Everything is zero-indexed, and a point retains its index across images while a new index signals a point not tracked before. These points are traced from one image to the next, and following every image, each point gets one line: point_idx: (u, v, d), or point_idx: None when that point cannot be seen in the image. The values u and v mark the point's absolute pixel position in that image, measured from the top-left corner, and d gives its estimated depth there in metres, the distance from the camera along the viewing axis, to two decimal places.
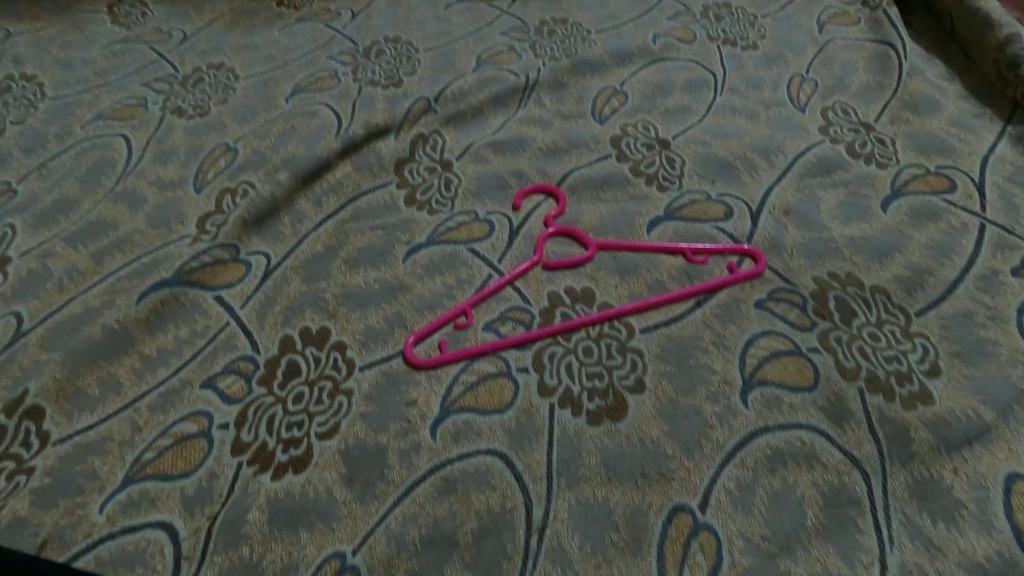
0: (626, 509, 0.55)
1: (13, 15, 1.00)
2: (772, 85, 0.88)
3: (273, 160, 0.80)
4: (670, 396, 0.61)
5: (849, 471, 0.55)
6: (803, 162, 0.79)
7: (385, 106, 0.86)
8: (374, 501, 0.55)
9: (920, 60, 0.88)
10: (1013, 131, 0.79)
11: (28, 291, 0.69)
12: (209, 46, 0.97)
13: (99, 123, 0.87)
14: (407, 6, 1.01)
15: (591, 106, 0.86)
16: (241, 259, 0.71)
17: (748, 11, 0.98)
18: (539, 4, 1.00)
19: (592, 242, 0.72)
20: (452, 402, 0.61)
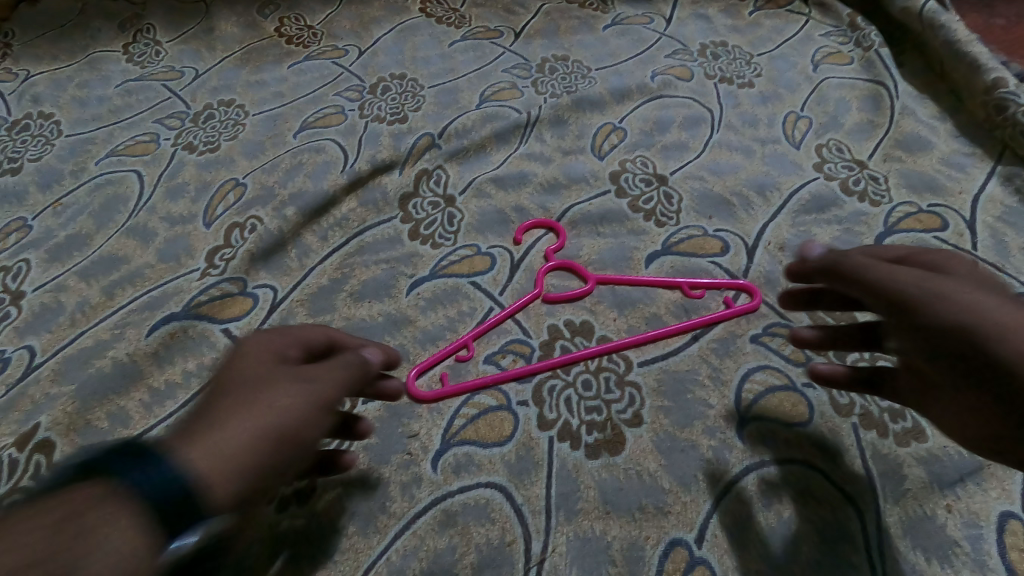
0: (623, 543, 0.55)
1: (33, 57, 1.05)
2: (768, 122, 0.90)
3: (281, 195, 0.82)
4: (667, 430, 0.62)
5: (843, 507, 0.56)
6: (798, 199, 0.81)
7: (391, 141, 0.88)
8: (376, 534, 0.56)
9: (911, 100, 0.91)
10: (1002, 171, 0.81)
11: (42, 325, 0.72)
12: (220, 83, 1.00)
13: (113, 159, 0.90)
14: (413, 44, 1.04)
15: (591, 142, 0.89)
16: (248, 292, 0.74)
17: (744, 50, 1.01)
18: (541, 42, 1.04)
19: (590, 277, 0.73)
20: (453, 435, 0.62)
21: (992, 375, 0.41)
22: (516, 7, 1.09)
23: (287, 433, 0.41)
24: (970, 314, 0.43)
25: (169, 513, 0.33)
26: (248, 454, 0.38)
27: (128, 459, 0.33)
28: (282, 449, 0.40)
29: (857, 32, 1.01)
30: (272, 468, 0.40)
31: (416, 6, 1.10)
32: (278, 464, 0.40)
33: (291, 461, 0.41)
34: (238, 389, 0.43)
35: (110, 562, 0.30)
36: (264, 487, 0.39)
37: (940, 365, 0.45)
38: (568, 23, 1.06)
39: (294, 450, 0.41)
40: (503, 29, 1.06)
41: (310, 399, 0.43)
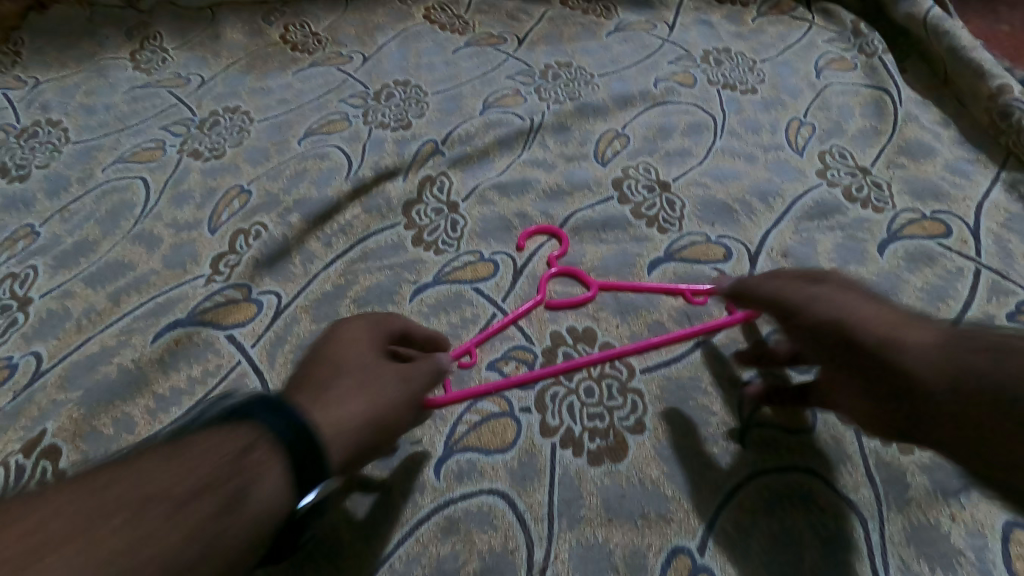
0: (626, 550, 0.55)
1: (41, 65, 1.06)
2: (771, 128, 0.91)
3: (286, 202, 0.83)
4: (670, 437, 0.62)
5: (846, 515, 0.56)
6: (801, 206, 0.81)
7: (395, 148, 0.89)
8: (379, 540, 0.56)
9: (915, 106, 0.91)
10: (1006, 177, 0.81)
11: (48, 331, 0.73)
12: (225, 90, 1.01)
13: (119, 166, 0.90)
14: (417, 51, 1.05)
15: (594, 149, 0.89)
16: (253, 299, 0.74)
17: (747, 56, 1.01)
18: (544, 49, 1.04)
19: (593, 283, 0.73)
20: (456, 441, 0.62)
21: (867, 358, 0.45)
22: (520, 14, 1.10)
23: (386, 424, 0.51)
24: (845, 308, 0.47)
25: (302, 468, 0.43)
26: (356, 435, 0.48)
27: (273, 414, 0.43)
28: (378, 437, 0.50)
29: (860, 39, 1.01)
30: (367, 448, 0.50)
31: (420, 12, 1.11)
32: (371, 447, 0.50)
33: (379, 448, 0.51)
34: (359, 371, 0.52)
35: (257, 496, 0.40)
36: (356, 462, 0.49)
37: (829, 356, 0.48)
38: (572, 29, 1.07)
39: (384, 440, 0.52)
40: (506, 36, 1.07)
41: (407, 400, 0.53)
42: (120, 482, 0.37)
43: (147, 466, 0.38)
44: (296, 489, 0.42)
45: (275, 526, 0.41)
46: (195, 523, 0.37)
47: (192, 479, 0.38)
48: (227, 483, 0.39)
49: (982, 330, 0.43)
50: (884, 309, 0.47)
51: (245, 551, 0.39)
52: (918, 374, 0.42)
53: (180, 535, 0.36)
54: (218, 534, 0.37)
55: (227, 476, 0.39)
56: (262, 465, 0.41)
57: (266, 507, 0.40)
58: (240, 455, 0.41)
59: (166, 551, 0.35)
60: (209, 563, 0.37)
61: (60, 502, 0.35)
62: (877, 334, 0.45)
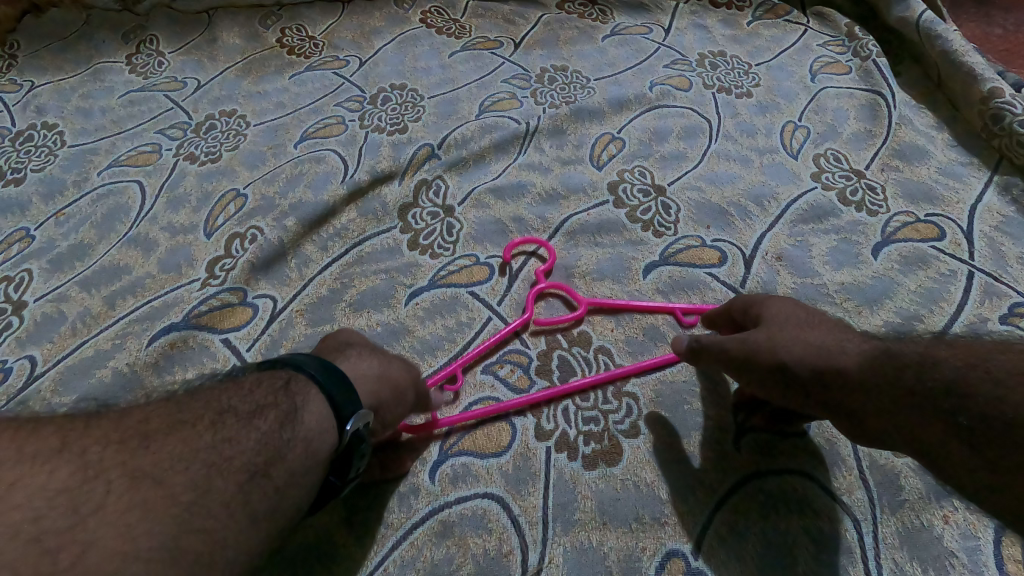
0: (620, 553, 0.56)
1: (38, 69, 1.06)
2: (766, 132, 0.91)
3: (281, 206, 0.83)
4: (664, 440, 0.62)
5: (839, 518, 0.56)
6: (796, 209, 0.81)
7: (391, 152, 0.89)
8: (374, 544, 0.57)
9: (909, 109, 0.91)
10: (999, 181, 0.82)
11: (43, 335, 0.73)
12: (222, 94, 1.01)
13: (114, 170, 0.90)
14: (413, 54, 1.05)
15: (590, 153, 0.89)
16: (248, 302, 0.74)
17: (743, 60, 1.01)
18: (540, 53, 1.04)
19: (584, 301, 0.72)
20: (451, 445, 0.62)
21: (810, 387, 0.50)
22: (516, 18, 1.10)
23: (402, 386, 0.56)
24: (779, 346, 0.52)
25: (342, 396, 0.48)
26: (377, 390, 0.53)
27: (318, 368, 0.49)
28: (396, 399, 0.55)
29: (855, 42, 1.01)
30: (388, 403, 0.54)
31: (416, 16, 1.11)
32: (390, 404, 0.54)
33: (396, 410, 0.55)
34: (374, 349, 0.58)
35: (308, 420, 0.46)
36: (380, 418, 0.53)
37: (781, 393, 0.53)
38: (568, 33, 1.07)
39: (401, 404, 0.56)
40: (502, 40, 1.07)
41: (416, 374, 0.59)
42: (193, 400, 0.45)
43: (210, 393, 0.46)
44: (339, 415, 0.48)
45: (327, 446, 0.46)
46: (263, 435, 0.44)
47: (252, 402, 0.45)
48: (280, 405, 0.46)
49: (898, 346, 0.47)
50: (818, 339, 0.51)
51: (304, 464, 0.45)
52: (850, 398, 0.48)
53: (252, 443, 0.43)
54: (283, 445, 0.44)
55: (278, 400, 0.46)
56: (304, 391, 0.47)
57: (319, 427, 0.46)
58: (286, 386, 0.47)
59: (241, 454, 0.42)
60: (276, 467, 0.43)
61: (150, 414, 0.43)
62: (813, 368, 0.50)
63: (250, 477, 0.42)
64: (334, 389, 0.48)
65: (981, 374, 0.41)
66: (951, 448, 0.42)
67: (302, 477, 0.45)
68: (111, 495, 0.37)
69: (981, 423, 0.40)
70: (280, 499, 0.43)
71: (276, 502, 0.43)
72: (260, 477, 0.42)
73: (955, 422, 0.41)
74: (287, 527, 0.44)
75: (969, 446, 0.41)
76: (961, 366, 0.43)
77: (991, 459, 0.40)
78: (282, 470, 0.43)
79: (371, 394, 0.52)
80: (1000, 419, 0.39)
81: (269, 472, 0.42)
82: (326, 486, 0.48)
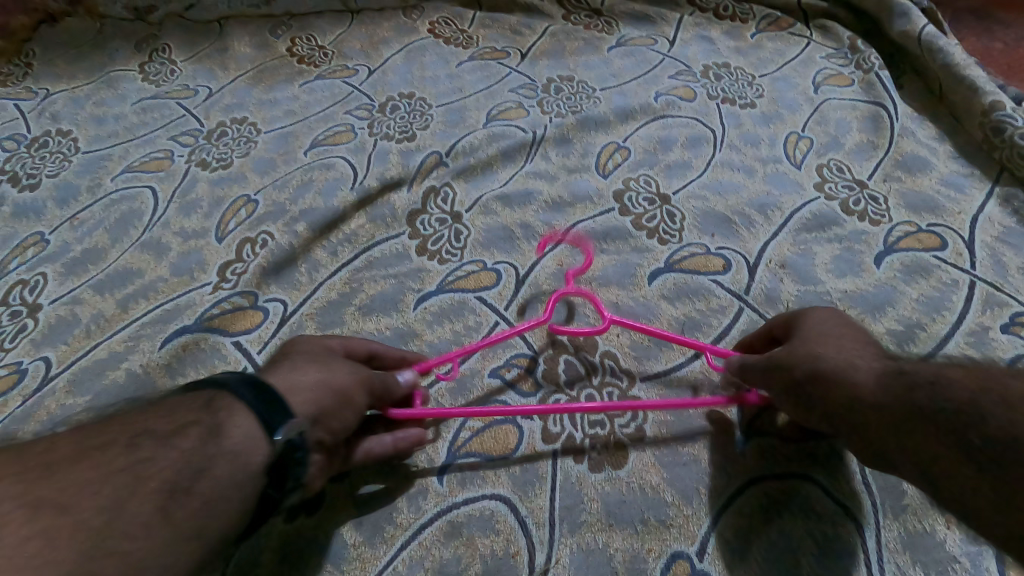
0: (626, 555, 0.56)
1: (52, 77, 1.08)
2: (769, 142, 0.92)
3: (291, 212, 0.84)
4: (669, 444, 0.62)
5: (842, 522, 0.57)
6: (799, 218, 0.82)
7: (399, 159, 0.91)
8: (383, 544, 0.57)
9: (911, 121, 0.93)
10: (1000, 192, 0.83)
11: (58, 337, 0.74)
12: (233, 102, 1.02)
13: (128, 176, 0.92)
14: (421, 64, 1.07)
15: (596, 161, 0.91)
16: (259, 306, 0.75)
17: (747, 71, 1.03)
18: (547, 63, 1.06)
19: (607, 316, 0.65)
20: (459, 447, 0.63)
21: (826, 403, 0.51)
22: (523, 29, 1.12)
23: (349, 394, 0.55)
24: (802, 362, 0.54)
25: (269, 409, 0.48)
26: (319, 399, 0.53)
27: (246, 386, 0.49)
28: (342, 409, 0.55)
29: (858, 54, 1.02)
30: (330, 411, 0.53)
31: (424, 27, 1.13)
32: (334, 412, 0.54)
33: (342, 419, 0.55)
34: (321, 360, 0.57)
35: (233, 437, 0.46)
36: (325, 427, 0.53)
37: (801, 410, 0.54)
38: (574, 43, 1.09)
39: (347, 411, 0.55)
40: (509, 50, 1.08)
41: (364, 379, 0.57)
42: (110, 427, 0.44)
43: (130, 419, 0.45)
44: (267, 427, 0.47)
45: (258, 460, 0.46)
46: (184, 455, 0.43)
47: (173, 422, 0.45)
48: (204, 420, 0.46)
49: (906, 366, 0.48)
50: (833, 354, 0.53)
51: (232, 480, 0.45)
52: (864, 415, 0.48)
53: (171, 464, 0.42)
54: (206, 462, 0.44)
55: (201, 418, 0.46)
56: (229, 407, 0.47)
57: (245, 438, 0.46)
58: (210, 403, 0.47)
59: (159, 476, 0.42)
60: (201, 483, 0.43)
61: (60, 444, 0.42)
62: (822, 379, 0.51)
63: (169, 498, 0.41)
64: (258, 403, 0.48)
65: (992, 398, 0.41)
66: (959, 469, 0.41)
67: (232, 492, 0.45)
68: (13, 525, 0.36)
69: (986, 442, 0.40)
70: (207, 517, 0.43)
71: (201, 521, 0.43)
72: (180, 496, 0.42)
73: (965, 444, 0.41)
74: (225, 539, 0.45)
75: (970, 463, 0.40)
76: (974, 390, 0.42)
77: (998, 478, 0.39)
78: (207, 486, 0.43)
79: (311, 401, 0.52)
80: (1012, 442, 0.39)
81: (191, 490, 0.42)
82: (267, 499, 0.47)
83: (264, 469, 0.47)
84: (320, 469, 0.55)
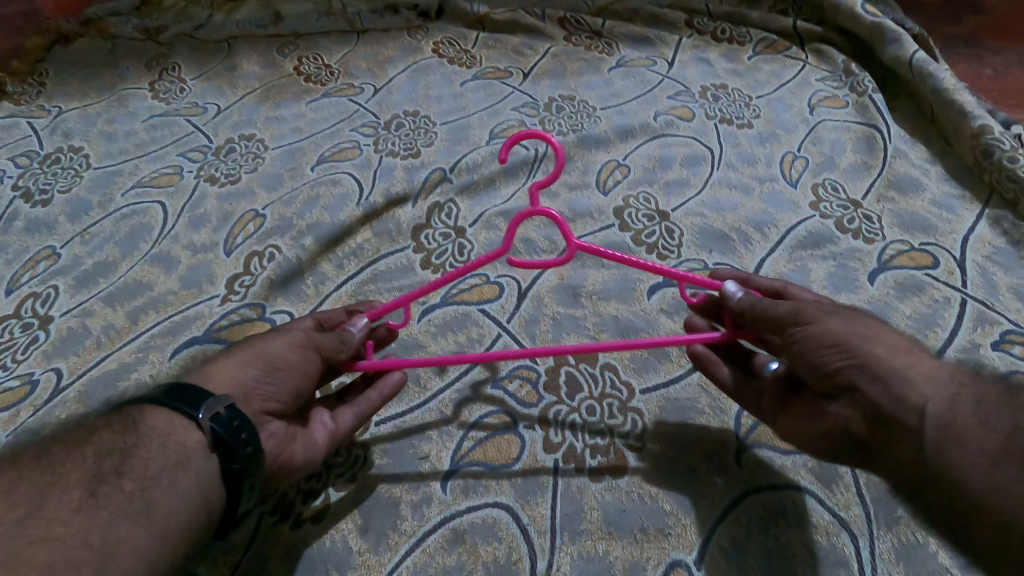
0: (625, 562, 0.57)
1: (65, 95, 1.10)
2: (766, 161, 0.94)
3: (298, 226, 0.86)
4: (667, 455, 0.64)
5: (837, 532, 0.58)
6: (794, 235, 0.84)
7: (404, 175, 0.93)
8: (387, 551, 0.58)
9: (903, 143, 0.95)
10: (990, 213, 0.85)
11: (68, 348, 0.75)
12: (241, 119, 1.05)
13: (138, 191, 0.94)
14: (426, 83, 1.09)
15: (596, 178, 0.93)
16: (267, 318, 0.77)
17: (744, 92, 1.05)
18: (548, 83, 1.09)
19: (573, 244, 0.61)
20: (462, 457, 0.64)
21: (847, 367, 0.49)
22: (525, 49, 1.15)
23: (276, 361, 0.56)
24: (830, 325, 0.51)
25: (182, 400, 0.48)
26: (238, 378, 0.53)
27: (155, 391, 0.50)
28: (270, 376, 0.55)
29: (851, 78, 1.05)
30: (254, 388, 0.54)
31: (429, 47, 1.16)
32: (258, 387, 0.54)
33: (283, 384, 0.56)
34: (240, 343, 0.58)
35: (149, 427, 0.47)
36: (258, 402, 0.54)
37: (810, 370, 0.52)
38: (575, 64, 1.12)
39: (278, 382, 0.56)
40: (512, 70, 1.11)
41: (291, 344, 0.57)
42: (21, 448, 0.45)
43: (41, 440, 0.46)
44: (187, 412, 0.48)
45: (193, 440, 0.48)
46: (99, 449, 0.45)
47: (81, 430, 0.46)
48: (112, 422, 0.47)
49: (956, 368, 0.48)
50: (864, 327, 0.51)
51: (166, 460, 0.46)
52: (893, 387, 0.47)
53: (88, 460, 0.44)
54: (126, 448, 0.45)
55: (109, 421, 0.47)
56: (140, 408, 0.48)
57: (168, 424, 0.48)
58: (117, 411, 0.48)
59: (76, 470, 0.43)
60: (128, 465, 0.44)
61: None
62: (851, 345, 0.49)
63: (92, 484, 0.42)
64: (171, 399, 0.49)
65: None
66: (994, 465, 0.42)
67: (176, 471, 0.46)
68: None
69: None
70: (149, 492, 0.44)
71: (145, 498, 0.43)
72: (108, 482, 0.43)
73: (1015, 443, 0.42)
74: (188, 518, 0.46)
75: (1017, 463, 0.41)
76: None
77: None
78: (135, 467, 0.45)
79: (227, 382, 0.53)
80: None
81: (118, 472, 0.44)
82: (232, 475, 0.48)
83: (202, 446, 0.48)
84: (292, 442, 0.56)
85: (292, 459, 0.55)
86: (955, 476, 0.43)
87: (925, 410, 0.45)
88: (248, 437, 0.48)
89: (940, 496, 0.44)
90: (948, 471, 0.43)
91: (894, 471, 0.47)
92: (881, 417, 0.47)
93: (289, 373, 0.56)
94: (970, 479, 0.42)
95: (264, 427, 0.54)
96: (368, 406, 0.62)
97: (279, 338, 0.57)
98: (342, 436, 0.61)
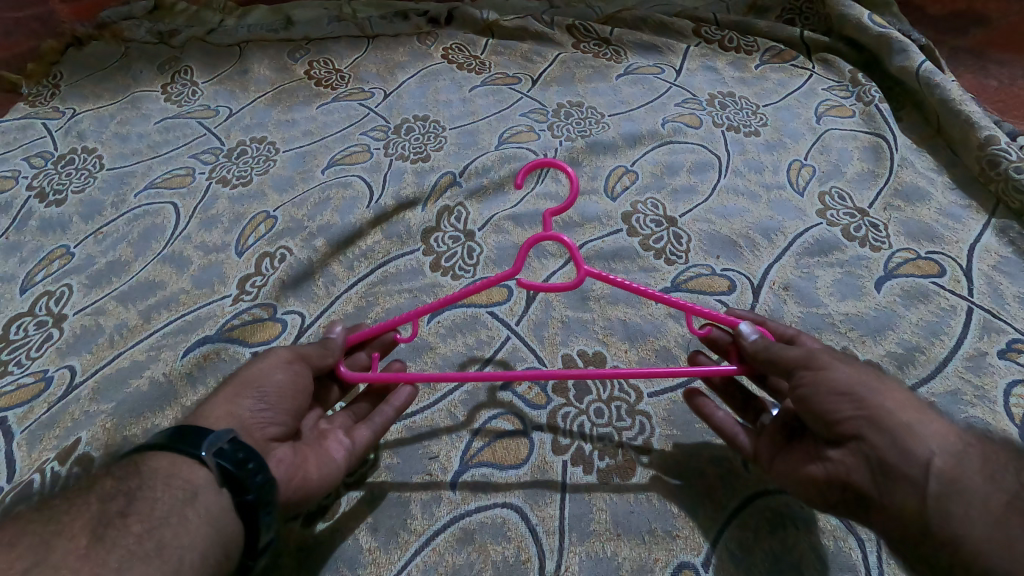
0: (633, 564, 0.58)
1: (78, 96, 1.12)
2: (773, 169, 0.95)
3: (309, 228, 0.87)
4: (675, 458, 0.64)
5: (845, 536, 0.58)
6: (802, 242, 0.85)
7: (414, 179, 0.94)
8: (397, 549, 0.59)
9: (910, 152, 0.96)
10: (996, 223, 0.86)
11: (81, 346, 0.76)
12: (253, 122, 1.06)
13: (151, 192, 0.95)
14: (435, 88, 1.10)
15: (604, 184, 0.93)
16: (278, 318, 0.78)
17: (751, 101, 1.06)
18: (557, 89, 1.10)
19: (583, 269, 0.61)
20: (471, 457, 0.65)
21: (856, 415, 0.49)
22: (534, 56, 1.16)
23: (266, 385, 0.56)
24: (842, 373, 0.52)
25: (185, 442, 0.49)
26: (235, 410, 0.54)
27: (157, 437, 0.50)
28: (265, 402, 0.56)
29: (858, 88, 1.06)
30: (253, 419, 0.55)
31: (438, 52, 1.17)
32: (255, 415, 0.55)
33: (281, 408, 0.56)
34: (232, 377, 0.58)
35: (151, 473, 0.48)
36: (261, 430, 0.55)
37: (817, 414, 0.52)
38: (583, 71, 1.13)
39: (276, 407, 0.56)
40: (521, 76, 1.12)
41: (276, 365, 0.58)
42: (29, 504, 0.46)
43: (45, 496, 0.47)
44: (192, 452, 0.49)
45: (200, 476, 0.48)
46: (102, 496, 0.45)
47: (84, 481, 0.47)
48: (114, 472, 0.48)
49: (959, 426, 0.48)
50: (875, 378, 0.51)
51: (173, 502, 0.46)
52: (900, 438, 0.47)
53: (92, 506, 0.44)
54: (130, 492, 0.46)
55: (111, 471, 0.48)
56: (141, 458, 0.49)
57: (172, 466, 0.48)
58: (118, 462, 0.49)
59: (81, 516, 0.44)
60: (134, 510, 0.45)
61: None
62: (863, 394, 0.50)
63: (97, 528, 0.43)
64: (174, 443, 0.49)
65: None
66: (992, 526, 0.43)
67: (183, 509, 0.46)
68: None
69: None
70: (157, 532, 0.44)
71: (154, 538, 0.44)
72: (115, 525, 0.43)
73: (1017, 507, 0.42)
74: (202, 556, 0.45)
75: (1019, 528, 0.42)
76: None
77: None
78: (141, 509, 0.45)
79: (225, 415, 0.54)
80: None
81: (124, 516, 0.44)
82: (246, 506, 0.48)
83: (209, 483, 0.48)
84: (305, 462, 0.56)
85: (309, 480, 0.55)
86: (951, 531, 0.44)
87: (933, 464, 0.45)
88: (256, 466, 0.48)
89: (935, 551, 0.45)
90: (949, 525, 0.44)
91: (890, 522, 0.47)
92: (887, 469, 0.47)
93: (280, 390, 0.57)
94: (970, 535, 0.43)
95: (274, 452, 0.54)
96: (384, 421, 0.62)
97: (262, 361, 0.58)
98: (362, 454, 0.61)
